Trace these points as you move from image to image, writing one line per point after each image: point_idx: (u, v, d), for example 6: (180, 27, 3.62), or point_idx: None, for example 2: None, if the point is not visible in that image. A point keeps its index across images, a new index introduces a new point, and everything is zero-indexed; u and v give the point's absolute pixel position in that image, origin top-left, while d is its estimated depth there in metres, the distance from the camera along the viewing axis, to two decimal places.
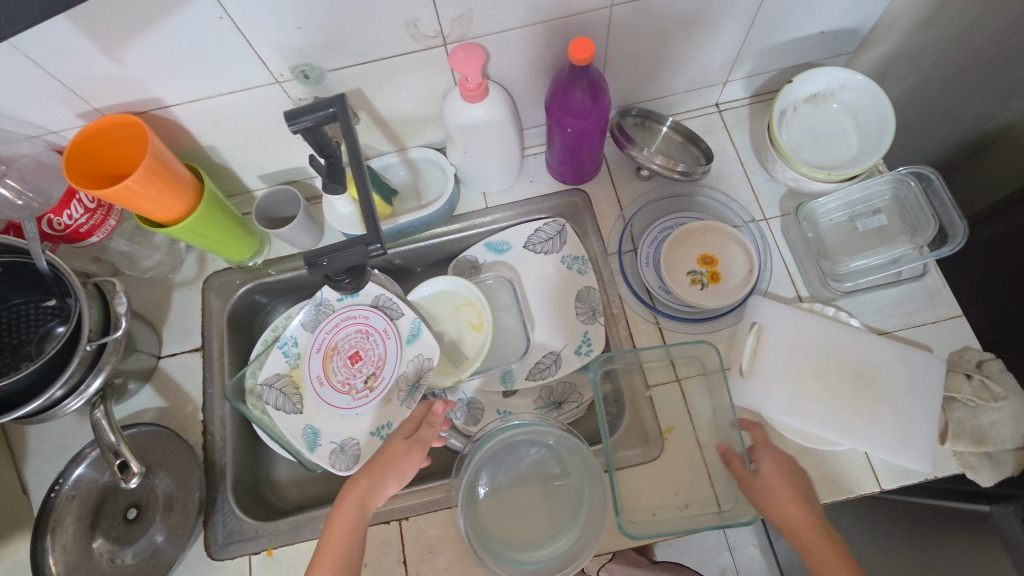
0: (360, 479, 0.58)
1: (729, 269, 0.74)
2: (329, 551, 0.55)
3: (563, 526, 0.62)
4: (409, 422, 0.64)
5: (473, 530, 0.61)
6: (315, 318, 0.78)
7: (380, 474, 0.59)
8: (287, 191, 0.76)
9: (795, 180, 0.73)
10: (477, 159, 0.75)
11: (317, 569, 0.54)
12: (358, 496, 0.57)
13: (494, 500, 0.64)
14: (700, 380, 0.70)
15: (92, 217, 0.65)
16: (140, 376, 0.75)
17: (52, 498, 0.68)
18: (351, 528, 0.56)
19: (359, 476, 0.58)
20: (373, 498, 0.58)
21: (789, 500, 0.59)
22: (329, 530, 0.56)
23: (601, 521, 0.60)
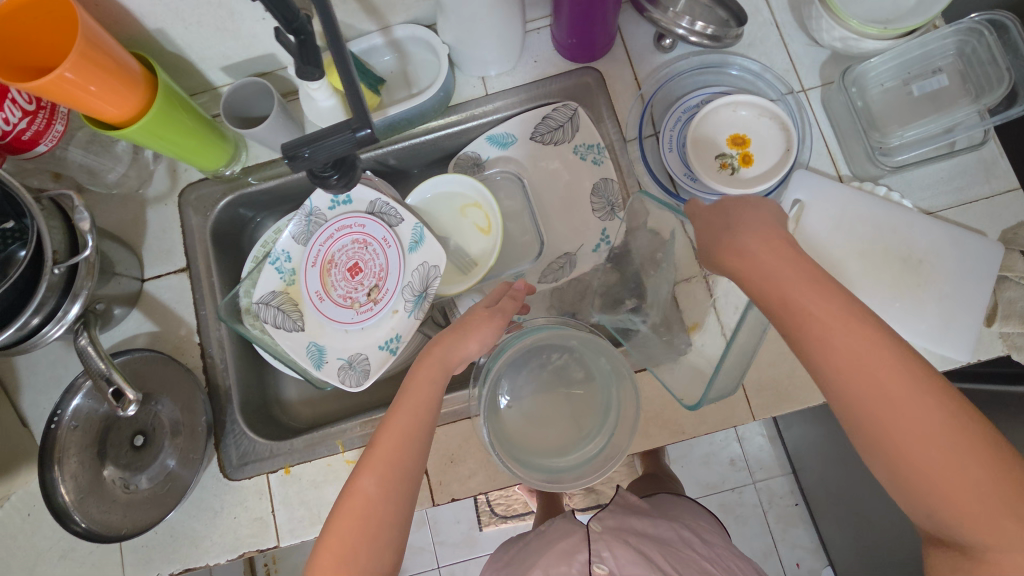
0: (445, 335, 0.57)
1: (764, 150, 0.66)
2: (407, 398, 0.54)
3: (593, 429, 0.60)
4: (490, 294, 0.62)
5: (498, 439, 0.59)
6: (306, 230, 0.71)
7: (463, 333, 0.57)
8: (256, 83, 0.65)
9: (843, 40, 0.63)
10: (472, 34, 0.64)
11: (392, 419, 0.54)
12: (441, 351, 0.56)
13: (517, 409, 0.61)
14: None
15: (34, 122, 0.57)
16: (124, 301, 0.70)
17: (53, 429, 0.65)
18: (432, 378, 0.55)
19: (444, 333, 0.57)
20: (454, 356, 0.56)
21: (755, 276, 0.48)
22: (411, 378, 0.55)
23: (632, 422, 0.58)
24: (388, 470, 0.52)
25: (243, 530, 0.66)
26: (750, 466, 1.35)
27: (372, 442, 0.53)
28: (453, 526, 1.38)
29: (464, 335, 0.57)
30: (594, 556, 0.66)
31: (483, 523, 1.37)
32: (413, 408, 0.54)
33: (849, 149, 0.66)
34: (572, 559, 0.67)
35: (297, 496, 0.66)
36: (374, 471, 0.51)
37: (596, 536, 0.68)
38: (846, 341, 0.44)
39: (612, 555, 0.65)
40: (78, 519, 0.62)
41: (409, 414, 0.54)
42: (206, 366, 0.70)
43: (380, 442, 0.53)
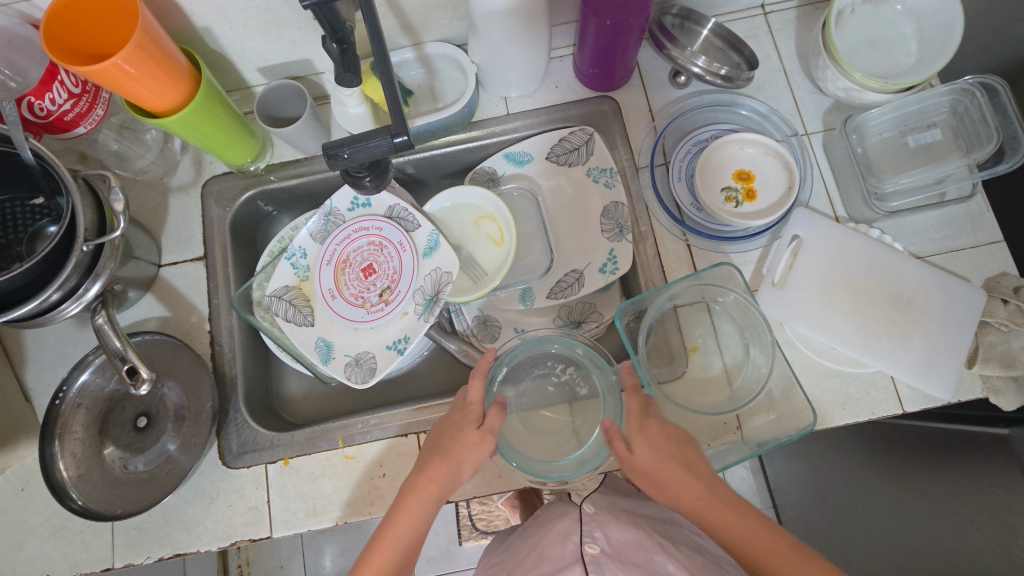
0: (434, 471, 0.57)
1: (766, 186, 0.70)
2: (388, 539, 0.55)
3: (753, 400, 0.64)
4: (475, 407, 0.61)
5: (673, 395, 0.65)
6: (324, 229, 0.73)
7: (454, 462, 0.57)
8: (291, 85, 0.69)
9: (846, 89, 0.68)
10: (501, 58, 0.68)
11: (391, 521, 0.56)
12: (438, 489, 0.57)
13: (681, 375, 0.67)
14: (729, 308, 0.68)
15: (78, 104, 0.59)
16: (140, 285, 0.71)
17: (58, 405, 0.65)
18: (415, 521, 0.56)
19: (438, 463, 0.57)
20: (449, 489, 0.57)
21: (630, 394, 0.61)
22: (409, 488, 0.57)
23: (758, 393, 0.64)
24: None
25: (237, 518, 0.67)
26: None
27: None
28: (431, 538, 1.37)
29: (457, 468, 0.57)
30: (587, 538, 0.67)
31: (462, 537, 1.37)
32: (418, 508, 0.56)
33: (847, 191, 0.70)
34: (566, 541, 0.68)
35: (293, 488, 0.67)
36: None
37: (589, 517, 0.70)
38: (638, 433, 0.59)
39: (604, 535, 0.67)
40: (76, 497, 0.63)
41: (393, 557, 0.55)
42: (214, 353, 0.71)
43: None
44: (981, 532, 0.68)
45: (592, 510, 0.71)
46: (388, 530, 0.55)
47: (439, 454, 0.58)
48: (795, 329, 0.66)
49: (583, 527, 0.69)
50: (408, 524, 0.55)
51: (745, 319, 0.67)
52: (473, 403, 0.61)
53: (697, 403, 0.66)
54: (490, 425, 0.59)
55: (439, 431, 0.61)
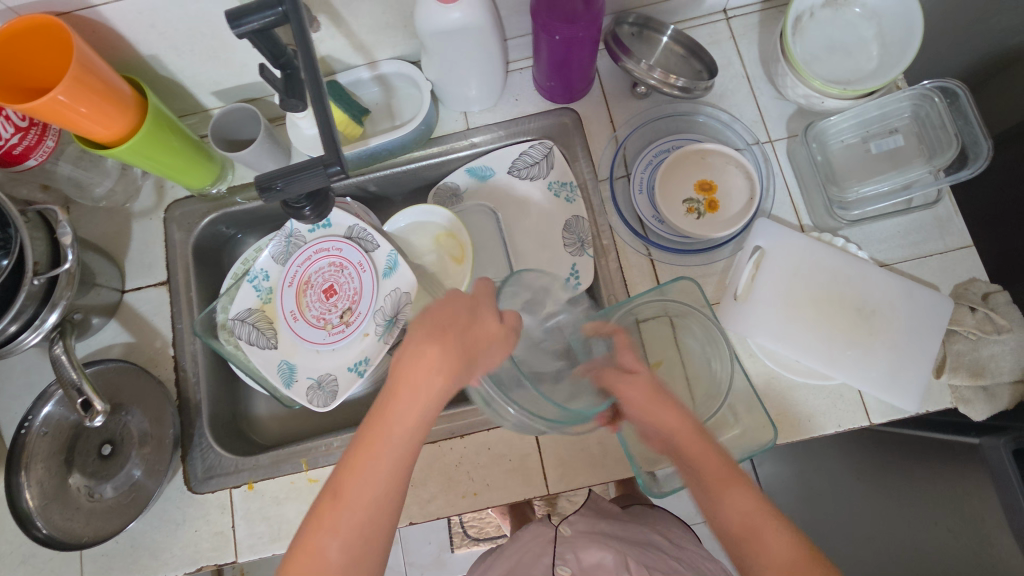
0: (420, 372, 0.49)
1: (728, 196, 0.69)
2: (380, 437, 0.48)
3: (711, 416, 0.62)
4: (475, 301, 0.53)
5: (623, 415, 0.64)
6: (285, 251, 0.73)
7: (462, 356, 0.49)
8: (245, 109, 0.69)
9: (807, 97, 0.67)
10: (455, 73, 0.67)
11: (383, 417, 0.49)
12: (432, 374, 0.49)
13: None
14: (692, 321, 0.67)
15: (25, 138, 0.59)
16: (103, 312, 0.72)
17: (23, 434, 0.66)
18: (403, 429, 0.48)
19: (433, 350, 0.49)
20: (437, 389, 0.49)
21: (670, 411, 0.55)
22: (401, 385, 0.49)
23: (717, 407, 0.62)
24: (355, 531, 0.47)
25: (204, 543, 0.67)
26: None
27: (331, 496, 0.47)
28: (422, 547, 1.37)
29: (443, 364, 0.49)
30: (559, 560, 0.69)
31: (453, 545, 1.36)
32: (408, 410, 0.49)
33: (811, 199, 0.69)
34: (538, 562, 0.70)
35: (258, 512, 0.67)
36: (333, 531, 0.47)
37: (564, 540, 0.72)
38: (688, 436, 0.55)
39: (575, 558, 0.69)
40: (41, 525, 0.63)
41: (368, 493, 0.47)
42: (178, 379, 0.71)
43: (343, 499, 0.47)
44: (956, 543, 0.67)
45: (568, 533, 0.73)
46: (381, 421, 0.49)
47: (436, 337, 0.50)
48: (759, 342, 0.65)
49: (556, 550, 0.71)
50: (400, 426, 0.49)
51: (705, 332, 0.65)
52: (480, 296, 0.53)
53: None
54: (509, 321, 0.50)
55: (438, 320, 0.52)
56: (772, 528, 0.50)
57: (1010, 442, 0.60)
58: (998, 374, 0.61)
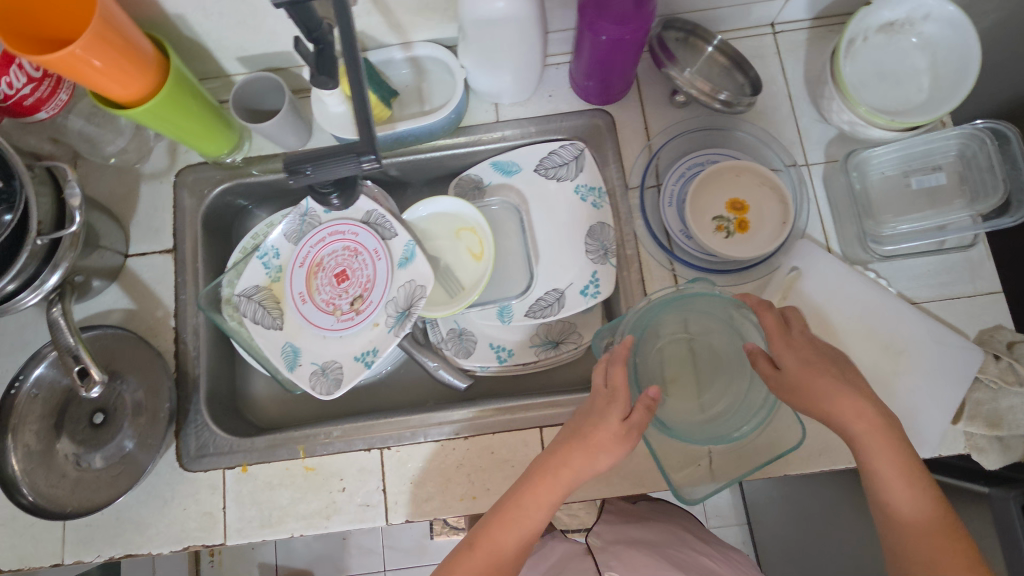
0: (576, 462, 0.53)
1: (760, 218, 0.67)
2: (511, 513, 0.54)
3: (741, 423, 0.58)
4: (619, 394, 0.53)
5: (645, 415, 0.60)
6: (299, 229, 0.71)
7: (593, 453, 0.53)
8: (269, 79, 0.66)
9: (851, 124, 0.65)
10: (492, 64, 0.65)
11: (521, 498, 0.54)
12: (572, 475, 0.54)
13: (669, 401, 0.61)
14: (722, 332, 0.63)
15: (38, 89, 0.56)
16: (104, 275, 0.69)
17: (12, 395, 0.64)
18: (550, 498, 0.54)
19: (573, 453, 0.53)
20: (586, 475, 0.54)
21: (819, 388, 0.51)
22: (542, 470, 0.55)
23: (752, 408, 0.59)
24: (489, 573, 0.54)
25: (192, 523, 0.65)
26: (706, 512, 1.31)
27: (470, 542, 0.55)
28: None
29: (598, 456, 0.53)
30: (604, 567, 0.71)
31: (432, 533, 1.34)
32: (544, 497, 0.54)
33: (843, 229, 0.67)
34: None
35: (250, 495, 0.65)
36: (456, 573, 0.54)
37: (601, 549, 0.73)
38: (829, 391, 0.51)
39: (619, 563, 0.71)
40: (26, 492, 0.62)
41: (488, 563, 0.54)
42: (178, 351, 0.69)
43: (477, 546, 0.54)
44: None
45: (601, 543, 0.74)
46: (514, 503, 0.54)
47: (573, 442, 0.54)
48: None
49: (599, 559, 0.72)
50: (541, 499, 0.54)
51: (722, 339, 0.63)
52: (618, 389, 0.54)
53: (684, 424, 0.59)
54: (634, 422, 0.52)
55: (579, 413, 0.56)
56: (908, 487, 0.51)
57: (1019, 496, 0.59)
58: (1015, 426, 0.60)
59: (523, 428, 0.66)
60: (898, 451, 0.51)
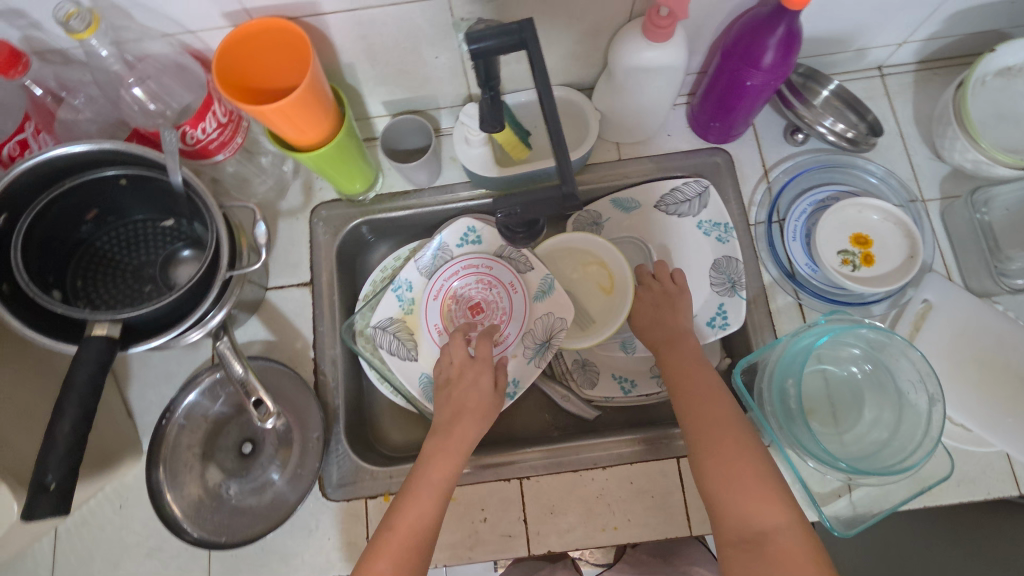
0: (463, 429, 0.61)
1: (886, 252, 0.69)
2: (417, 489, 0.57)
3: (902, 454, 0.58)
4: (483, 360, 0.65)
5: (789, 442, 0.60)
6: (432, 264, 0.73)
7: (457, 410, 0.62)
8: (415, 120, 0.70)
9: (975, 162, 0.68)
10: (629, 106, 0.68)
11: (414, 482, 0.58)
12: (455, 452, 0.60)
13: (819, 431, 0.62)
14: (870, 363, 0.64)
15: (223, 133, 0.59)
16: (249, 307, 0.72)
17: (164, 426, 0.66)
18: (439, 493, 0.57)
19: (465, 428, 0.61)
20: (469, 441, 0.61)
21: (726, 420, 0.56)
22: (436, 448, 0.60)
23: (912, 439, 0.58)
24: (407, 552, 0.54)
25: (336, 552, 0.66)
26: None
27: (390, 525, 0.56)
28: None
29: (459, 406, 0.63)
30: None
31: None
32: (445, 480, 0.58)
33: (967, 263, 0.69)
34: None
35: None
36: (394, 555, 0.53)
37: None
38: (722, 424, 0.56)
39: None
40: (191, 530, 0.63)
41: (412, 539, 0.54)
42: (317, 382, 0.71)
43: (397, 528, 0.55)
44: None
45: None
46: (419, 480, 0.58)
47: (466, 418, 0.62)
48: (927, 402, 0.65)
49: None
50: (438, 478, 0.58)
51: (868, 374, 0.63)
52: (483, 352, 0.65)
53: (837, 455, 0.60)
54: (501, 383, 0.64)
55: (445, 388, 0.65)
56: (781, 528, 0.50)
57: None
58: None
59: (660, 458, 0.67)
60: (757, 478, 0.52)
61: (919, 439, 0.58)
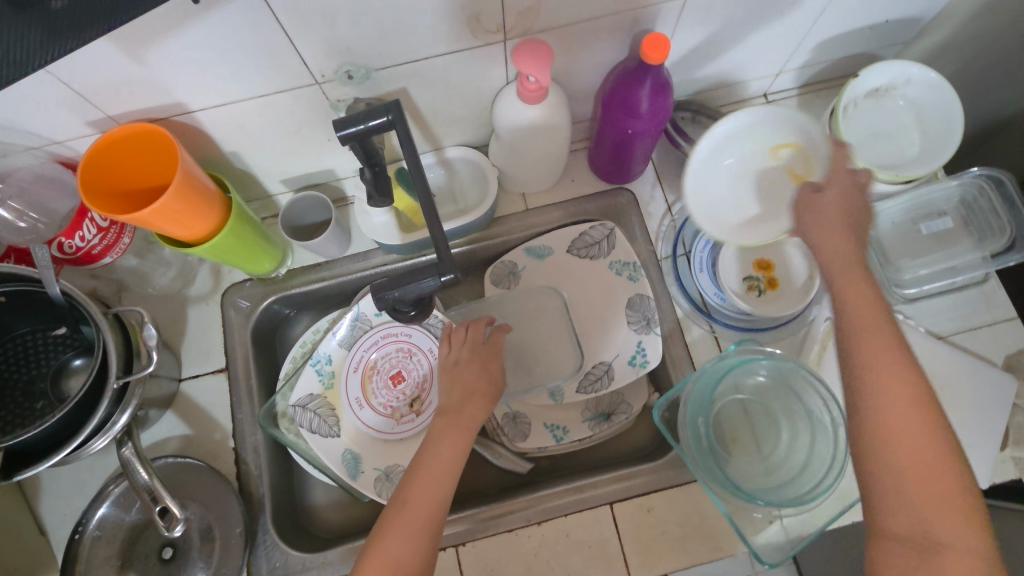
0: (473, 408, 0.61)
1: (786, 275, 0.71)
2: (431, 461, 0.57)
3: (818, 475, 0.59)
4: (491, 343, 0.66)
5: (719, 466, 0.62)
6: (351, 335, 0.72)
7: (468, 389, 0.62)
8: (312, 198, 0.70)
9: (857, 181, 0.71)
10: (523, 163, 0.69)
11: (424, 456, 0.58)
12: (468, 420, 0.60)
13: (739, 458, 0.63)
14: (780, 390, 0.65)
15: (106, 237, 0.58)
16: (161, 403, 0.69)
17: (76, 540, 0.63)
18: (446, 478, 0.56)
19: (470, 402, 0.61)
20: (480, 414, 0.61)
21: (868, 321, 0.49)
22: (443, 423, 0.60)
23: (828, 457, 0.60)
24: (419, 530, 0.53)
25: None
26: None
27: (400, 504, 0.54)
28: None
29: (474, 378, 0.63)
30: None
31: None
32: (452, 449, 0.58)
33: None
34: None
35: None
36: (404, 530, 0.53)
37: None
38: (879, 334, 0.48)
39: None
40: None
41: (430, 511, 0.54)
42: (239, 472, 0.68)
43: (411, 506, 0.54)
44: None
45: None
46: (432, 455, 0.57)
47: (474, 396, 0.62)
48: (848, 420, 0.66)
49: None
50: (447, 458, 0.57)
51: (775, 396, 0.65)
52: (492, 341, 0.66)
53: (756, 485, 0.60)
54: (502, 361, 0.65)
55: (455, 364, 0.64)
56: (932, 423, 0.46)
57: None
58: None
59: (594, 506, 0.66)
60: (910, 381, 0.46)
61: (832, 455, 0.59)
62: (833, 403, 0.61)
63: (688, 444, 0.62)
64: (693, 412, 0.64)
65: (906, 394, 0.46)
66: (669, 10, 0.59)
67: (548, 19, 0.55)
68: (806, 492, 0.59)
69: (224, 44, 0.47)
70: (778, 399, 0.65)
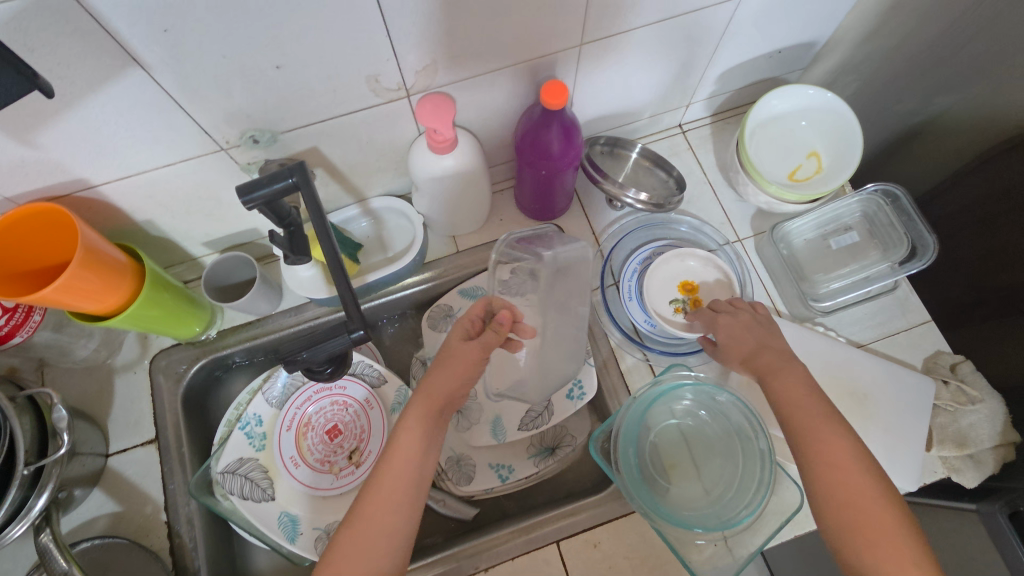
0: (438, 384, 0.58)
1: (710, 296, 0.73)
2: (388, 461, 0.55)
3: (749, 493, 0.60)
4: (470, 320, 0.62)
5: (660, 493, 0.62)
6: (283, 394, 0.72)
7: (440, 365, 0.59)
8: (238, 257, 0.69)
9: (768, 203, 0.74)
10: (446, 208, 0.70)
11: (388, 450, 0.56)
12: (428, 405, 0.57)
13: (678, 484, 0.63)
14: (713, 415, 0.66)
15: (13, 317, 0.59)
16: (86, 481, 0.66)
17: None
18: (411, 450, 0.55)
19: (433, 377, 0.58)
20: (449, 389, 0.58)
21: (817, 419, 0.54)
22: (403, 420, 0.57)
23: (761, 475, 0.60)
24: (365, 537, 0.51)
25: None
26: None
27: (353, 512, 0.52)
28: None
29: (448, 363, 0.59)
30: None
31: None
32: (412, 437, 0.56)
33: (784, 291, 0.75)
34: None
35: None
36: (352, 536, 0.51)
37: None
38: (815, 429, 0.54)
39: None
40: None
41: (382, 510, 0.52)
42: (172, 547, 0.65)
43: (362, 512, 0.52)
44: None
45: None
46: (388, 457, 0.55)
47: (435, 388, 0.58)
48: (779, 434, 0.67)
49: None
50: (404, 451, 0.55)
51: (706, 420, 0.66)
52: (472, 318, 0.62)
53: (693, 509, 0.60)
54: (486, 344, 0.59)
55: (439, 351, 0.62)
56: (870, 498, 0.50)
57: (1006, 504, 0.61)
58: (980, 441, 0.65)
59: (541, 546, 0.66)
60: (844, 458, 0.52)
61: (760, 475, 0.60)
62: (751, 418, 0.63)
63: (624, 472, 0.62)
64: (624, 444, 0.64)
65: (889, 529, 0.48)
66: (565, 57, 0.62)
67: (448, 73, 0.57)
68: (739, 513, 0.59)
69: (117, 120, 0.47)
70: (708, 421, 0.66)
